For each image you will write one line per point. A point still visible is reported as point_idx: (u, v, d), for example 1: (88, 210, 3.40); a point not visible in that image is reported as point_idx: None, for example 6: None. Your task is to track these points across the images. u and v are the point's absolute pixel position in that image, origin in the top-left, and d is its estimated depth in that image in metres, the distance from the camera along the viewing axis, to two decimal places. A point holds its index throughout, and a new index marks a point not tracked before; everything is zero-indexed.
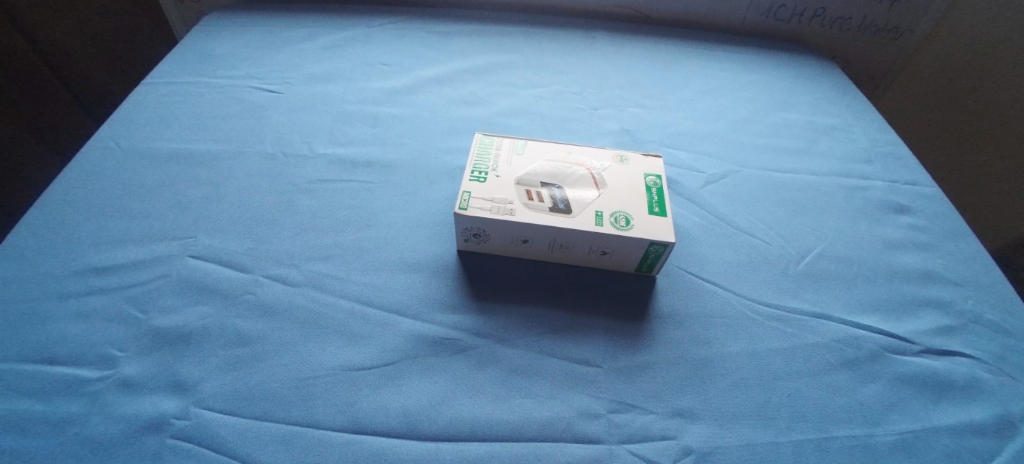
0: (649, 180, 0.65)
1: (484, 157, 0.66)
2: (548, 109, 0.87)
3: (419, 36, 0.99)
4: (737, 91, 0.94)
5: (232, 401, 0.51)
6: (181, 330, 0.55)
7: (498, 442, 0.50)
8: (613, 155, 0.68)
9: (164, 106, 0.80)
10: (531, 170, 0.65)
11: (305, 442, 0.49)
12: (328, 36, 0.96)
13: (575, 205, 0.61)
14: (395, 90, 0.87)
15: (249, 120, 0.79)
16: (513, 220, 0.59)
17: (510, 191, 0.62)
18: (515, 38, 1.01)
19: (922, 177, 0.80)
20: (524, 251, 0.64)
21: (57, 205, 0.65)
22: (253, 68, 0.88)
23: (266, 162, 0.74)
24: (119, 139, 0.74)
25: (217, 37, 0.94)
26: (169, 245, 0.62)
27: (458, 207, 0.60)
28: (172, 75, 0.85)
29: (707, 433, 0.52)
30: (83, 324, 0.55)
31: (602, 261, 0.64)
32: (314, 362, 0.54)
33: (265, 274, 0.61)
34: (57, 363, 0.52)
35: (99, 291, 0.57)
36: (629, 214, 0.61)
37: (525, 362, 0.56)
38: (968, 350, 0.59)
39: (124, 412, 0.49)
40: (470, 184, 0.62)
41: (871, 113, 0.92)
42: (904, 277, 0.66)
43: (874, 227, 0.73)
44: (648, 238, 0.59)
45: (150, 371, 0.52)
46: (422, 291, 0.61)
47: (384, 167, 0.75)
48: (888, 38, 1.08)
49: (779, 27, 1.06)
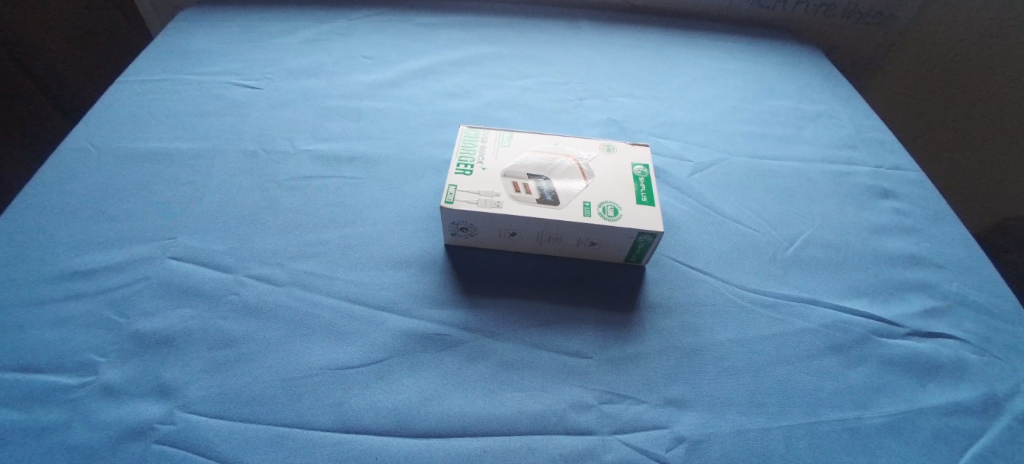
0: (636, 170, 0.64)
1: (470, 150, 0.65)
2: (534, 101, 0.86)
3: (402, 28, 0.97)
4: (722, 78, 0.94)
5: (218, 404, 0.50)
6: (164, 334, 0.54)
7: (490, 436, 0.50)
8: (600, 145, 0.68)
9: (141, 104, 0.78)
10: (517, 162, 0.64)
11: (294, 444, 0.48)
12: (309, 29, 0.94)
13: (562, 196, 0.61)
14: (378, 84, 0.86)
15: (228, 118, 0.78)
16: (500, 212, 0.58)
17: (497, 183, 0.61)
18: (499, 29, 1.00)
19: (906, 162, 0.81)
20: (513, 244, 0.63)
21: (30, 209, 0.63)
22: (231, 64, 0.86)
23: (248, 160, 0.72)
24: (95, 139, 0.72)
25: (193, 32, 0.92)
26: (148, 247, 0.61)
27: (444, 201, 0.59)
28: (148, 72, 0.83)
29: (700, 421, 0.52)
30: (61, 330, 0.53)
31: (591, 252, 0.63)
32: (301, 363, 0.53)
33: (248, 274, 0.59)
34: (35, 370, 0.51)
35: (77, 295, 0.56)
36: (617, 204, 0.60)
37: (516, 356, 0.55)
38: (953, 331, 0.60)
39: (107, 419, 0.48)
40: (456, 177, 0.61)
41: (857, 100, 0.93)
42: (890, 261, 0.67)
43: (861, 212, 0.73)
44: (637, 228, 0.58)
45: (133, 376, 0.51)
46: (410, 287, 0.60)
47: (368, 163, 0.74)
48: (871, 24, 1.08)
49: (763, 13, 1.06)
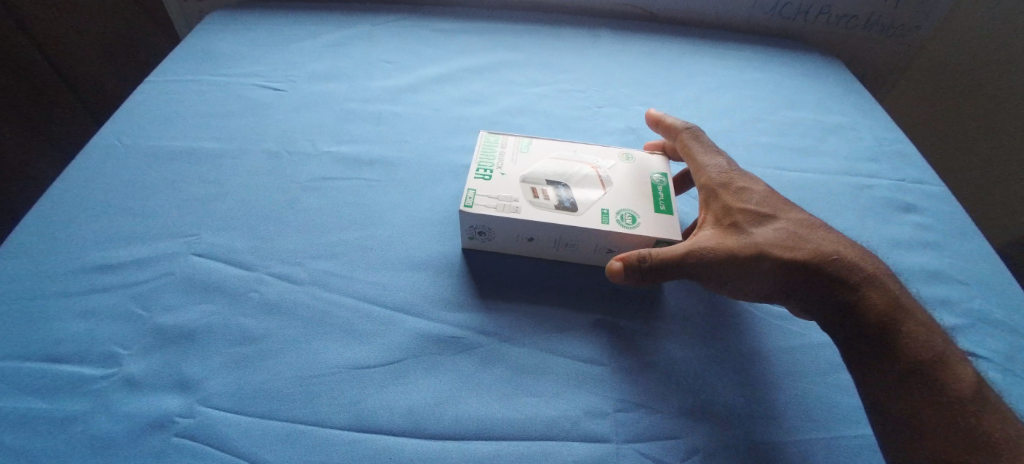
0: (655, 178, 0.64)
1: (489, 155, 0.65)
2: (553, 108, 0.87)
3: (422, 34, 0.98)
4: (742, 88, 0.94)
5: (236, 399, 0.51)
6: (186, 329, 0.55)
7: (504, 440, 0.50)
8: (618, 153, 0.68)
9: (167, 104, 0.80)
10: (536, 168, 0.64)
11: (309, 441, 0.49)
12: (331, 34, 0.96)
13: (581, 203, 0.61)
14: (398, 88, 0.87)
15: (251, 118, 0.79)
16: (518, 218, 0.59)
17: (515, 188, 0.61)
18: (518, 36, 1.01)
19: (929, 176, 0.80)
20: (529, 249, 0.63)
21: (59, 203, 0.65)
22: (255, 67, 0.88)
23: (270, 160, 0.73)
24: (123, 137, 0.74)
25: (220, 35, 0.94)
26: (172, 243, 0.62)
27: (463, 205, 0.59)
28: (175, 73, 0.85)
29: (715, 432, 0.52)
30: (88, 321, 0.55)
31: (606, 260, 0.63)
32: (318, 361, 0.54)
33: (268, 272, 0.60)
34: (61, 360, 0.52)
35: (103, 288, 0.57)
36: (635, 212, 0.60)
37: (530, 361, 0.55)
38: (975, 349, 0.59)
39: (129, 410, 0.49)
40: (475, 182, 0.62)
41: (878, 113, 0.92)
42: (911, 276, 0.66)
43: (882, 226, 0.72)
44: (654, 237, 0.58)
45: (155, 370, 0.52)
46: (427, 289, 0.60)
47: (387, 165, 0.75)
48: (893, 36, 1.07)
49: (783, 25, 1.06)
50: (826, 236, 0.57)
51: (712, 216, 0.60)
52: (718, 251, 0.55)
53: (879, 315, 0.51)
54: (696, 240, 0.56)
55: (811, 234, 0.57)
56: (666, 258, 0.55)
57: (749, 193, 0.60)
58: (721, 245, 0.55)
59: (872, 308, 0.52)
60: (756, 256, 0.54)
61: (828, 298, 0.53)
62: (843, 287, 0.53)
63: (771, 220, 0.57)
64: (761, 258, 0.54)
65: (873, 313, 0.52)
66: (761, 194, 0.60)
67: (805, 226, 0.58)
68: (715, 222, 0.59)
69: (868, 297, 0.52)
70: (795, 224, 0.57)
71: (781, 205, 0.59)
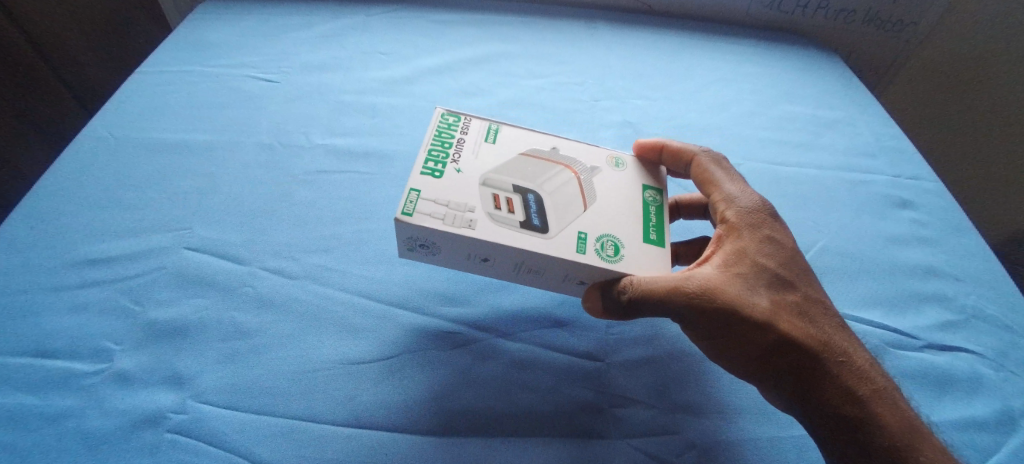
0: (647, 196, 0.57)
1: (444, 142, 0.56)
2: (550, 101, 0.86)
3: (419, 25, 0.97)
4: (740, 83, 0.93)
5: (231, 395, 0.50)
6: (178, 324, 0.54)
7: (501, 435, 0.50)
8: (606, 159, 0.60)
9: (159, 95, 0.78)
10: (501, 169, 0.55)
11: (306, 435, 0.48)
12: (325, 24, 0.94)
13: (554, 222, 0.51)
14: (393, 80, 0.86)
15: (245, 110, 0.78)
16: (471, 234, 0.50)
17: (474, 194, 0.52)
18: (515, 27, 0.99)
19: (924, 171, 0.80)
20: (482, 268, 0.55)
21: (50, 196, 0.64)
22: (248, 58, 0.86)
23: (264, 153, 0.72)
24: (113, 129, 0.73)
25: (212, 25, 0.92)
26: (165, 237, 0.61)
27: (401, 211, 0.50)
28: (166, 64, 0.84)
29: (710, 427, 0.52)
30: (79, 316, 0.54)
31: (579, 291, 0.56)
32: (314, 356, 0.53)
33: (262, 267, 0.60)
34: (53, 356, 0.51)
35: (94, 283, 0.57)
36: (619, 240, 0.52)
37: (526, 357, 0.55)
38: (968, 344, 0.59)
39: (122, 406, 0.49)
40: (420, 179, 0.52)
41: (874, 108, 0.92)
42: (908, 272, 0.66)
43: (878, 221, 0.72)
44: (636, 274, 0.51)
45: (147, 365, 0.51)
46: (424, 284, 0.60)
47: (382, 159, 0.74)
48: (890, 31, 1.06)
49: (782, 18, 1.05)
50: (844, 334, 0.51)
51: (720, 256, 0.52)
52: (716, 298, 0.48)
53: (888, 433, 0.46)
54: (695, 281, 0.49)
55: (822, 318, 0.51)
56: (656, 292, 0.48)
57: (774, 247, 0.53)
58: (721, 298, 0.48)
59: (884, 426, 0.46)
60: (760, 323, 0.48)
61: (834, 388, 0.48)
62: (854, 393, 0.47)
63: (788, 290, 0.51)
64: (764, 327, 0.48)
65: (885, 434, 0.46)
66: (785, 253, 0.53)
67: (817, 306, 0.52)
68: (724, 264, 0.51)
69: (877, 412, 0.46)
70: (809, 303, 0.51)
71: (803, 275, 0.53)
